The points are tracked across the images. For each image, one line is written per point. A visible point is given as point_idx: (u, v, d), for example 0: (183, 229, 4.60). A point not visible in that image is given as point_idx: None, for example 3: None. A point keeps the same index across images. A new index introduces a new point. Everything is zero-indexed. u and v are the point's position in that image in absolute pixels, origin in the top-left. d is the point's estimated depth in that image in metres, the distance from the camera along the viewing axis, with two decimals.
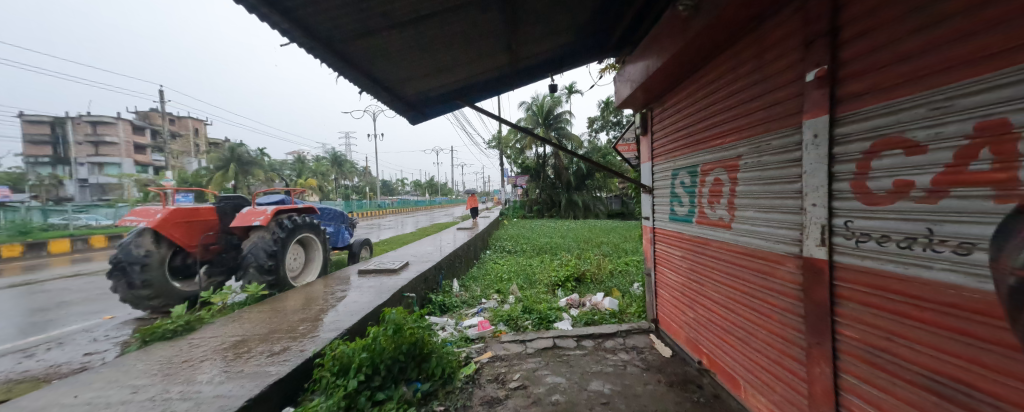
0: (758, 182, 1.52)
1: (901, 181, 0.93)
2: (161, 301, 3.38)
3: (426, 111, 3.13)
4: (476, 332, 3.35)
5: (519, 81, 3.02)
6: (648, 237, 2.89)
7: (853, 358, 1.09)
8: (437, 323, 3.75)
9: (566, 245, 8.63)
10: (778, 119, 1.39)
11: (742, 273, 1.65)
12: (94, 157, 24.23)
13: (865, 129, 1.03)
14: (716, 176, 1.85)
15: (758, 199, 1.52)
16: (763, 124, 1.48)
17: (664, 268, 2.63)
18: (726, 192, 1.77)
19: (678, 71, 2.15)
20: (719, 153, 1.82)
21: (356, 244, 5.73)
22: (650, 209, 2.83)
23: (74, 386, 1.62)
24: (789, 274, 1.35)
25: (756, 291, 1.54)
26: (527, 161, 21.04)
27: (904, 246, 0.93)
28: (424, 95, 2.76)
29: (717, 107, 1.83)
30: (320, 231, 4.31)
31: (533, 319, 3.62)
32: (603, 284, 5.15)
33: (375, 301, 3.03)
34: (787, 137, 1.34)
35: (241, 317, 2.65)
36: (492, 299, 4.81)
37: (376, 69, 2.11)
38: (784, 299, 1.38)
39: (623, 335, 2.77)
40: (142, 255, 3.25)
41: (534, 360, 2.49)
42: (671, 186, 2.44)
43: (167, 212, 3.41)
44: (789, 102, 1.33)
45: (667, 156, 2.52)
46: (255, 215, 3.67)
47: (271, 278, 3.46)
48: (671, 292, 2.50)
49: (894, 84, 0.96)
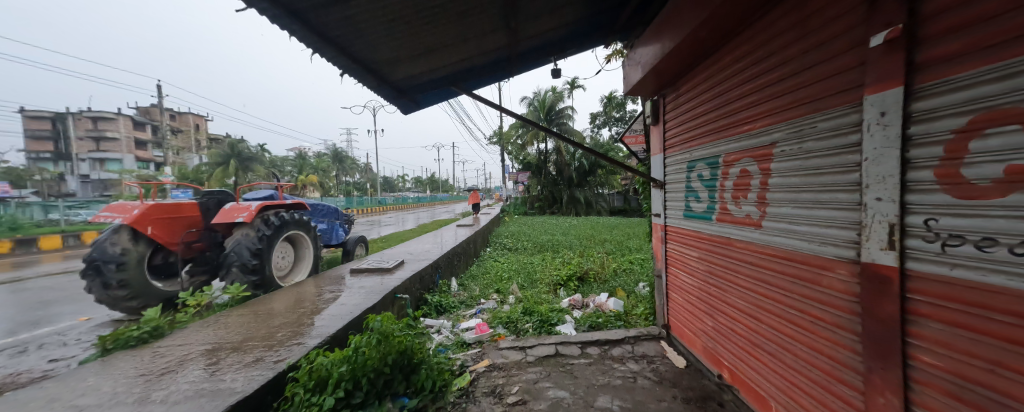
0: (799, 173, 1.29)
1: (1014, 168, 0.69)
2: (140, 302, 3.19)
3: (418, 99, 2.91)
4: (474, 336, 3.17)
5: (519, 66, 2.78)
6: (658, 235, 2.68)
7: (934, 392, 0.87)
8: (433, 326, 3.55)
9: (568, 242, 8.44)
10: (827, 97, 1.17)
11: (773, 278, 1.44)
12: (94, 152, 24.13)
13: (960, 101, 0.80)
14: (743, 167, 1.62)
15: (798, 193, 1.29)
16: (807, 103, 1.26)
17: (676, 270, 2.41)
18: (755, 185, 1.55)
19: (696, 50, 1.92)
20: (747, 141, 1.60)
21: (351, 242, 5.52)
22: (661, 205, 2.62)
23: (8, 406, 1.42)
24: (838, 283, 1.13)
25: (791, 299, 1.34)
26: (528, 157, 20.80)
27: (1018, 252, 0.69)
28: (416, 79, 2.53)
29: (747, 88, 1.61)
30: (311, 227, 4.11)
31: (534, 322, 3.43)
32: (607, 284, 4.95)
33: (364, 303, 2.83)
34: (842, 118, 1.11)
35: (217, 322, 2.43)
36: (491, 299, 4.62)
37: (359, 46, 1.89)
38: (832, 312, 1.16)
39: (632, 342, 2.55)
40: (118, 254, 3.07)
41: (535, 369, 2.28)
42: (686, 180, 2.21)
43: (146, 208, 3.21)
44: (843, 75, 1.11)
45: (681, 147, 2.30)
46: (237, 211, 3.42)
47: (256, 278, 3.25)
48: (683, 295, 2.30)
49: (1000, 42, 0.73)
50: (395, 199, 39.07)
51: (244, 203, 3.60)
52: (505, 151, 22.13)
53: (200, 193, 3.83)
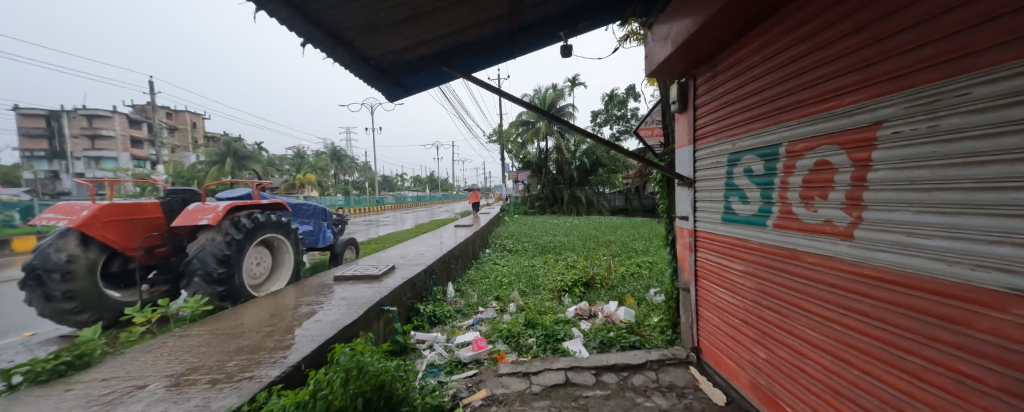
0: (934, 164, 0.89)
1: None
2: (91, 316, 2.80)
3: (404, 83, 2.51)
4: (470, 354, 2.80)
5: (522, 43, 2.38)
6: (687, 242, 2.31)
7: None
8: (424, 341, 3.17)
9: (570, 244, 8.07)
10: (974, 53, 0.81)
11: (875, 310, 1.07)
12: (88, 150, 23.72)
13: None
14: (822, 157, 1.24)
15: (934, 192, 0.89)
16: (931, 67, 0.90)
17: (709, 284, 2.05)
18: (841, 183, 1.16)
19: (745, 14, 1.53)
20: (822, 124, 1.24)
21: (339, 244, 5.12)
22: (691, 207, 2.24)
23: None
24: (1008, 329, 0.76)
25: (908, 341, 0.98)
26: (528, 156, 20.36)
27: None
28: (400, 55, 2.12)
29: (824, 54, 1.23)
30: (291, 230, 3.70)
31: (537, 337, 3.06)
32: (615, 291, 4.57)
33: (343, 319, 2.45)
34: (1014, 79, 0.72)
35: (164, 345, 2.04)
36: (490, 307, 4.25)
37: (322, 6, 1.47)
38: (998, 372, 0.79)
39: (656, 368, 2.17)
40: (63, 261, 2.67)
41: (542, 404, 1.90)
42: (727, 176, 1.83)
43: (96, 208, 2.81)
44: (1006, 17, 0.75)
45: (719, 136, 1.91)
46: (202, 212, 3.00)
47: (223, 288, 2.85)
48: (720, 315, 1.93)
49: None
50: (394, 197, 38.76)
51: (210, 203, 3.19)
52: (505, 149, 21.75)
53: (163, 192, 3.41)
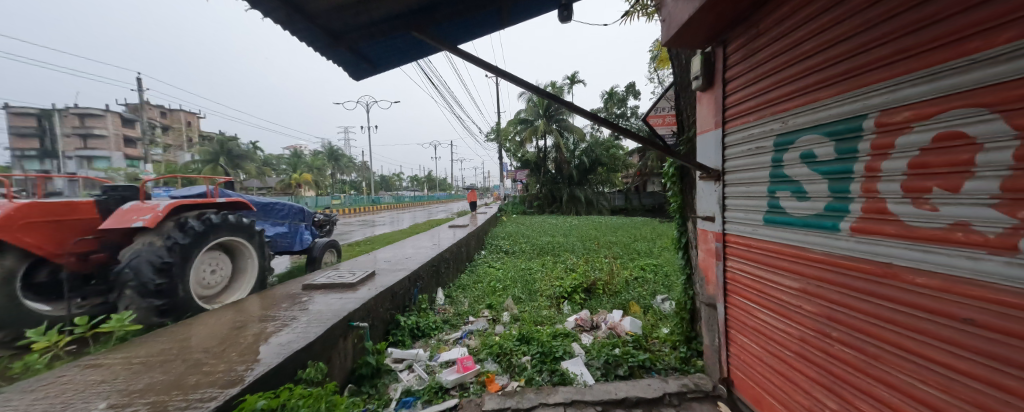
0: None
1: None
2: (5, 335, 2.37)
3: (366, 53, 2.10)
4: (454, 377, 2.38)
5: (509, 5, 1.96)
6: (712, 248, 1.90)
7: None
8: (402, 360, 2.74)
9: (570, 245, 7.65)
10: None
11: None
12: (77, 149, 23.18)
13: None
14: (945, 129, 0.82)
15: None
16: None
17: (744, 301, 1.65)
18: (987, 168, 0.75)
19: None
20: (943, 82, 0.83)
21: (316, 247, 4.67)
22: (717, 205, 1.83)
23: None
24: None
25: None
26: (527, 154, 19.94)
27: None
28: (356, 13, 1.69)
29: None
30: (255, 233, 3.27)
31: (533, 356, 2.63)
32: (619, 298, 4.15)
33: (295, 340, 2.02)
34: None
35: (59, 380, 1.62)
36: (481, 316, 3.83)
37: None
38: None
39: (676, 404, 1.76)
40: None
41: None
42: (773, 164, 1.41)
43: (12, 208, 2.38)
44: None
45: (760, 115, 1.50)
46: (138, 213, 2.59)
47: (162, 302, 2.44)
48: (762, 343, 1.52)
49: None
50: (392, 198, 38.34)
51: (152, 202, 2.77)
52: (503, 148, 21.33)
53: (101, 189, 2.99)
